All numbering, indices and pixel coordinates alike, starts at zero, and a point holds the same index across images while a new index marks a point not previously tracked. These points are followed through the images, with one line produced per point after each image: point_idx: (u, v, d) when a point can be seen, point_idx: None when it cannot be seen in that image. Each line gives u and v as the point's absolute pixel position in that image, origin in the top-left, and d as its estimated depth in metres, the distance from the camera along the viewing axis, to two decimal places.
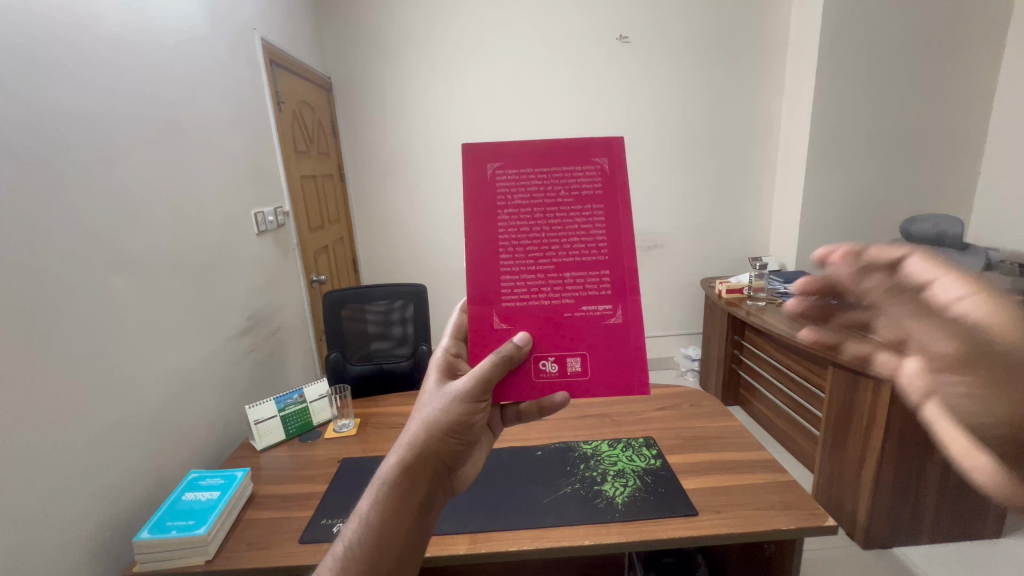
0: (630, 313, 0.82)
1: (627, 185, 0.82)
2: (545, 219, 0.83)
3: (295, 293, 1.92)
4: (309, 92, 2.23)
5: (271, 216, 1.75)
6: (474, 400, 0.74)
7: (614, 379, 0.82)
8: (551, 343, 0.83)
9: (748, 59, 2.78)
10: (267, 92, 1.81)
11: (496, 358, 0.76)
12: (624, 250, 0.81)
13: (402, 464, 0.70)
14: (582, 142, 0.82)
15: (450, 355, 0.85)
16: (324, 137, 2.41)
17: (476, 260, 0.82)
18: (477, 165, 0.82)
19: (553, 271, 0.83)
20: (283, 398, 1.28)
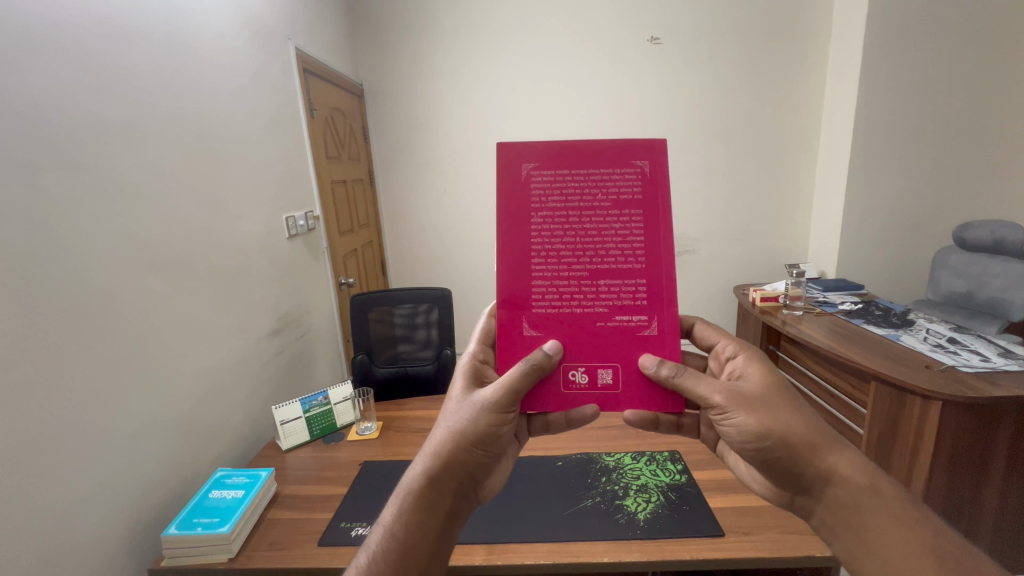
0: (662, 325, 0.95)
1: (665, 190, 0.94)
2: (580, 222, 0.97)
3: (325, 295, 1.96)
4: (341, 99, 2.28)
5: (301, 221, 1.79)
6: (500, 411, 0.85)
7: (648, 393, 0.95)
8: (581, 352, 0.97)
9: (785, 57, 2.68)
10: (300, 99, 1.87)
11: (526, 366, 0.86)
12: (661, 259, 0.95)
13: (431, 469, 0.82)
14: (624, 146, 0.95)
15: (475, 360, 0.97)
16: (355, 142, 2.46)
17: (511, 261, 0.97)
18: (517, 167, 0.97)
19: (586, 277, 0.96)
20: (308, 400, 1.31)
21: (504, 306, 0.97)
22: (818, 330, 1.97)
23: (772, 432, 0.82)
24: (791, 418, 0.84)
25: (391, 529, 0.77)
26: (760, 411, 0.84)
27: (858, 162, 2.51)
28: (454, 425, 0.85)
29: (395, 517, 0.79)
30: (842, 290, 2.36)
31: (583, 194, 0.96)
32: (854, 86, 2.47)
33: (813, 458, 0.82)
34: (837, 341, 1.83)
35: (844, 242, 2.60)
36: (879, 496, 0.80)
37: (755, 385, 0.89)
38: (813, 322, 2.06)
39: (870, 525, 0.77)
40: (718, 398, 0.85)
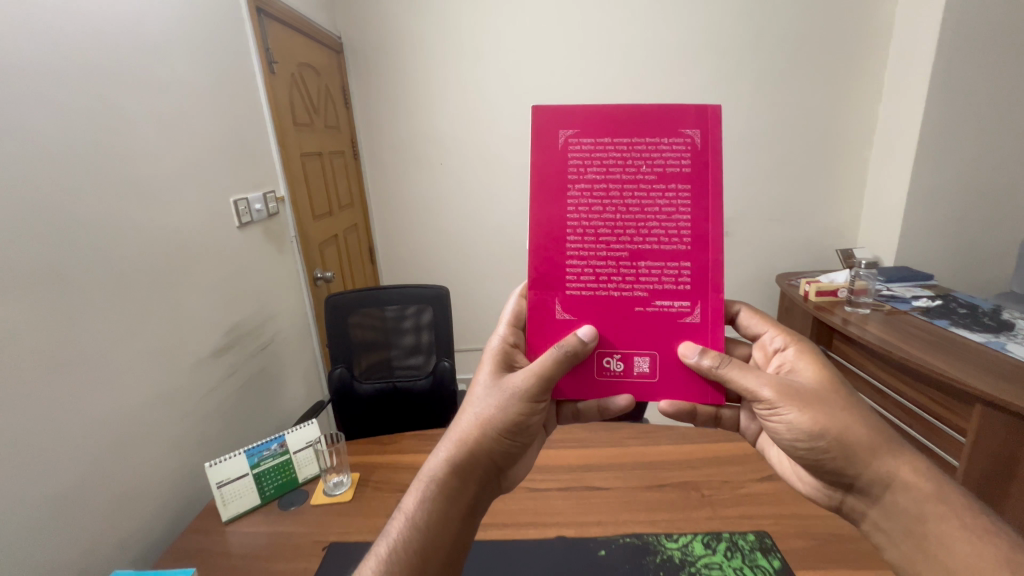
0: (711, 311, 0.70)
1: (721, 167, 0.68)
2: (621, 200, 0.69)
3: (294, 294, 1.61)
4: (311, 52, 1.87)
5: (259, 204, 1.43)
6: (533, 400, 0.67)
7: (691, 382, 0.72)
8: (618, 336, 0.72)
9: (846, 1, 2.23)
10: (251, 47, 1.46)
11: (558, 353, 0.67)
12: (711, 240, 0.69)
13: (453, 461, 0.66)
14: (674, 107, 0.68)
15: (509, 345, 0.73)
16: (332, 107, 2.07)
17: (539, 240, 0.71)
18: (550, 130, 0.69)
19: (626, 259, 0.70)
20: (257, 451, 0.98)
21: (537, 291, 0.71)
22: (892, 332, 1.64)
23: (829, 433, 0.65)
24: (847, 413, 0.66)
25: (409, 525, 0.63)
26: (816, 406, 0.66)
27: (932, 128, 2.11)
28: (484, 410, 0.67)
29: (413, 511, 0.64)
30: (909, 281, 2.01)
31: (628, 165, 0.69)
32: (931, 35, 2.05)
33: (869, 459, 0.64)
34: (931, 350, 1.49)
35: (908, 223, 2.23)
36: (947, 504, 0.61)
37: (810, 378, 0.71)
38: (883, 322, 1.72)
39: (937, 542, 0.59)
40: (765, 391, 0.67)
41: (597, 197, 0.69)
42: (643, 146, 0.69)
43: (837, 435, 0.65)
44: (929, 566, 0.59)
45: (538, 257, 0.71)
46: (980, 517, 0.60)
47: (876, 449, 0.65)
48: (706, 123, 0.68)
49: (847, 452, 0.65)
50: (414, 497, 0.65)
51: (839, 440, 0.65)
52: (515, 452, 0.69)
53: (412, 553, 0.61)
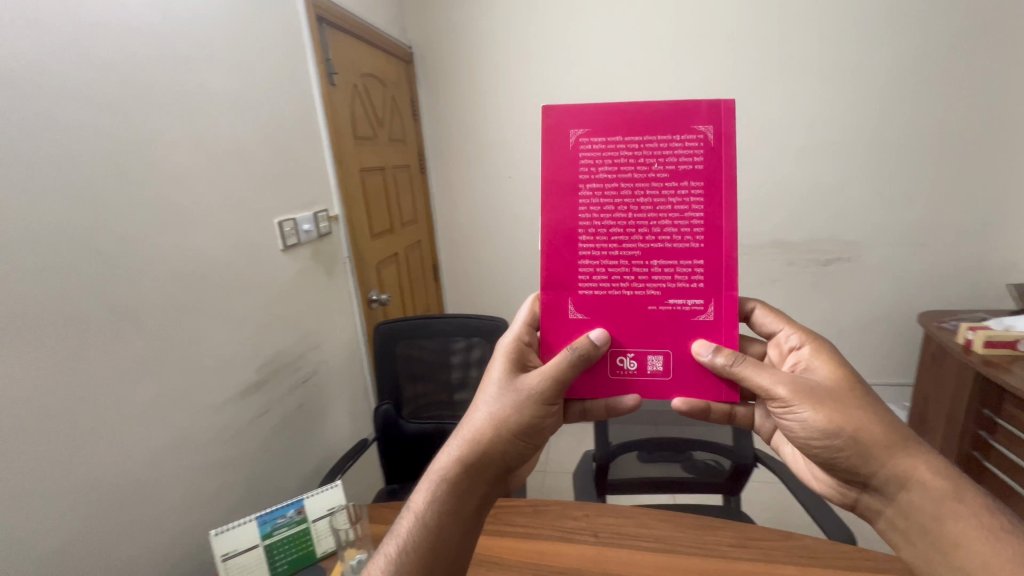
0: (724, 308, 0.66)
1: (735, 163, 0.63)
2: (632, 199, 0.66)
3: (344, 319, 1.52)
4: (377, 63, 1.79)
5: (307, 225, 1.34)
6: (549, 403, 0.64)
7: (705, 380, 0.68)
8: (633, 335, 0.68)
9: None
10: (310, 58, 1.39)
11: (569, 354, 0.64)
12: (724, 236, 0.65)
13: (465, 461, 0.63)
14: (683, 105, 0.64)
15: (524, 342, 0.70)
16: (398, 119, 1.98)
17: (551, 240, 0.68)
18: (559, 130, 0.66)
19: (637, 258, 0.66)
20: (271, 518, 0.85)
21: (550, 292, 0.68)
22: None
23: (845, 432, 0.60)
24: (863, 410, 0.61)
25: (418, 527, 0.60)
26: (831, 404, 0.61)
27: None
28: (498, 409, 0.64)
29: (420, 512, 0.61)
30: None
31: (638, 164, 0.65)
32: None
33: (885, 457, 0.59)
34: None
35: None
36: (966, 502, 0.56)
37: (827, 374, 0.64)
38: None
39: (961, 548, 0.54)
40: (780, 389, 0.63)
41: (607, 197, 0.66)
42: (654, 145, 0.65)
43: (853, 434, 0.60)
44: (946, 571, 0.55)
45: (549, 258, 0.68)
46: (1005, 517, 0.55)
47: (892, 446, 0.59)
48: (718, 118, 0.64)
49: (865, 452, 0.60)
50: (423, 494, 0.62)
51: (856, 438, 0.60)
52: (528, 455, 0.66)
53: (423, 555, 0.58)
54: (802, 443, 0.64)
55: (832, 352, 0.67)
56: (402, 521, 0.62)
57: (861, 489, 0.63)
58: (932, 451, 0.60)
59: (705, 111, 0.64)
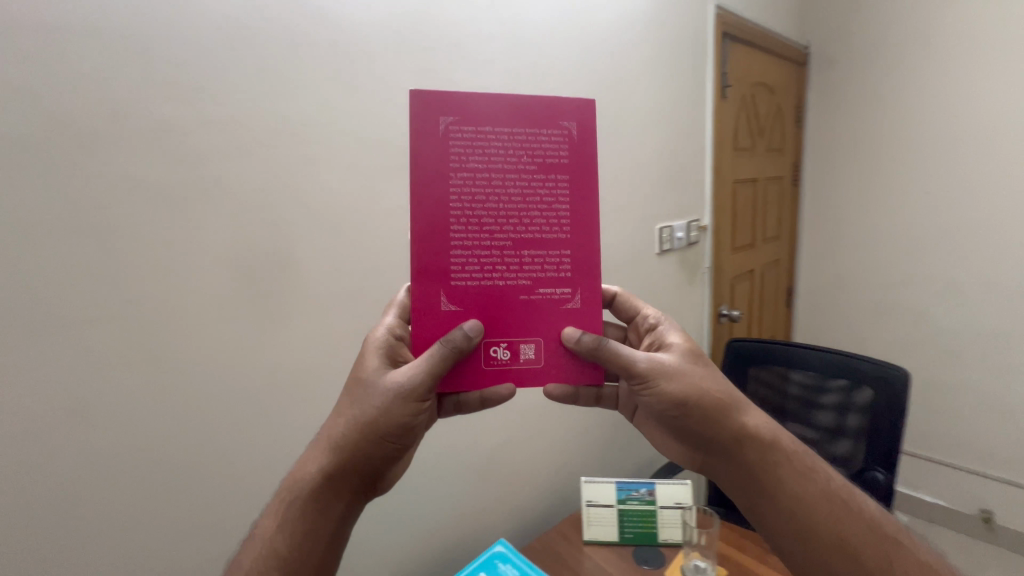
0: (588, 295, 0.65)
1: (598, 159, 0.64)
2: (505, 189, 0.62)
3: (694, 321, 1.64)
4: (769, 72, 1.79)
5: (679, 233, 1.51)
6: (418, 398, 0.58)
7: (575, 367, 0.65)
8: (503, 324, 0.64)
9: None
10: (709, 77, 1.53)
11: (443, 345, 0.59)
12: (592, 228, 0.64)
13: (325, 474, 0.57)
14: (548, 99, 0.62)
15: (394, 335, 0.65)
16: (780, 129, 1.92)
17: (420, 229, 0.61)
18: (431, 116, 0.61)
19: (510, 249, 0.63)
20: (627, 487, 0.96)
21: (420, 283, 0.62)
22: None
23: (693, 399, 0.59)
24: (703, 375, 0.61)
25: (267, 552, 0.55)
26: (683, 373, 0.61)
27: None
28: (358, 414, 0.58)
29: (271, 540, 0.56)
30: None
31: (508, 154, 0.62)
32: None
33: (726, 415, 0.59)
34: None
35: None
36: (792, 452, 0.59)
37: (673, 347, 0.65)
38: None
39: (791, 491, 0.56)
40: (641, 361, 0.61)
41: (478, 187, 0.62)
42: (523, 137, 0.62)
43: (698, 400, 0.59)
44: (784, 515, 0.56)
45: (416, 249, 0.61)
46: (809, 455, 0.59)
47: (730, 406, 0.60)
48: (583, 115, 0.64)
49: (711, 416, 0.59)
50: (273, 515, 0.57)
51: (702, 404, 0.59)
52: (399, 457, 0.60)
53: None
54: (657, 413, 0.62)
55: (676, 334, 0.68)
56: (248, 545, 0.57)
57: (704, 453, 0.61)
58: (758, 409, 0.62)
59: (569, 108, 0.63)
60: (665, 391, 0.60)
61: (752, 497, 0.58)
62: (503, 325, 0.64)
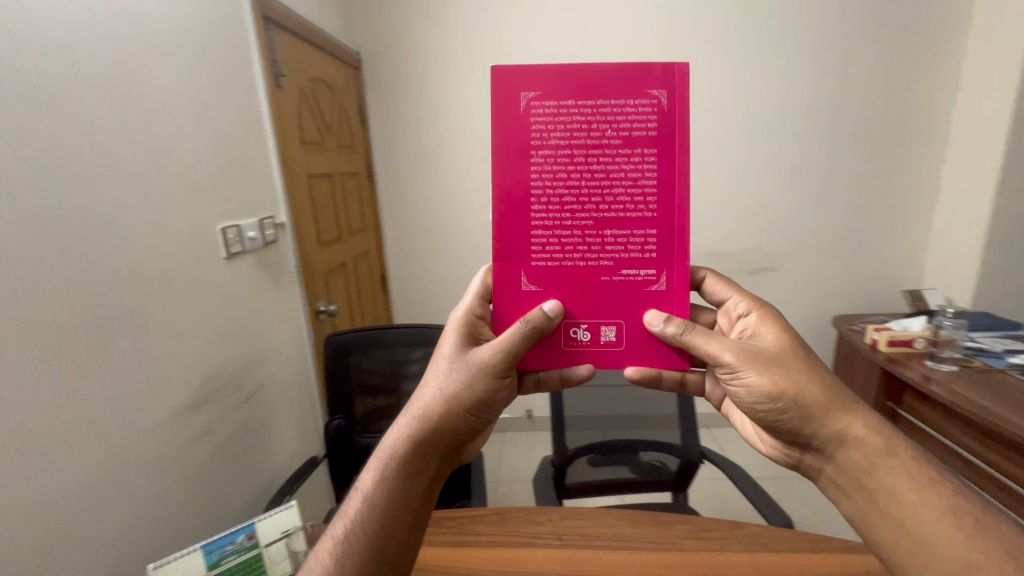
0: (675, 277, 0.73)
1: (688, 129, 0.70)
2: (587, 167, 0.72)
3: (287, 326, 1.57)
4: (325, 68, 1.85)
5: (252, 232, 1.38)
6: (500, 374, 0.70)
7: (656, 349, 0.75)
8: (585, 306, 0.75)
9: (913, 21, 2.02)
10: (255, 59, 1.44)
11: (521, 327, 0.70)
12: (675, 204, 0.71)
13: (415, 437, 0.67)
14: (639, 69, 0.70)
15: (473, 315, 0.76)
16: (346, 125, 2.04)
17: (505, 205, 0.73)
18: (512, 97, 0.71)
19: (591, 227, 0.73)
20: (218, 546, 0.83)
21: (503, 264, 0.74)
22: (997, 400, 1.33)
23: (785, 393, 0.66)
24: (803, 372, 0.68)
25: (370, 504, 0.63)
26: (774, 366, 0.68)
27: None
28: (450, 383, 0.70)
29: (369, 490, 0.64)
30: None
31: (590, 130, 0.71)
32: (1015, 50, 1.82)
33: (822, 417, 0.66)
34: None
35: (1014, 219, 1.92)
36: (894, 455, 0.63)
37: (770, 339, 0.72)
38: (974, 383, 1.43)
39: (895, 496, 0.60)
40: (728, 355, 0.70)
41: (561, 166, 0.72)
42: (607, 110, 0.71)
43: (793, 396, 0.67)
44: (882, 519, 0.60)
45: (506, 229, 0.73)
46: (927, 467, 0.62)
47: (832, 407, 0.66)
48: (670, 80, 0.70)
49: (806, 412, 0.66)
50: (372, 473, 0.65)
51: (796, 400, 0.67)
52: (480, 429, 0.71)
53: (371, 530, 0.61)
54: (750, 404, 0.70)
55: (773, 324, 0.74)
56: (352, 498, 0.64)
57: (804, 450, 0.69)
58: (867, 412, 0.66)
59: (659, 76, 0.70)
60: (754, 386, 0.69)
61: (853, 497, 0.63)
62: (593, 305, 0.75)
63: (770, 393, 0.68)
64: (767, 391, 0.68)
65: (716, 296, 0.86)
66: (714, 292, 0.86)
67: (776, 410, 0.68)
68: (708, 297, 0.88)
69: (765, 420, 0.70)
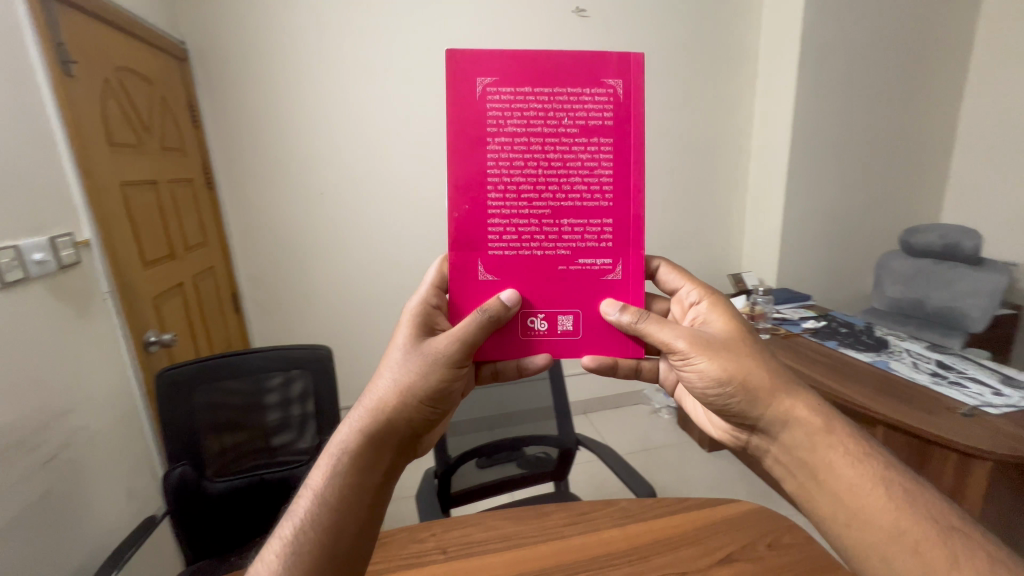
0: (632, 266, 0.73)
1: (642, 119, 0.71)
2: (544, 153, 0.71)
3: (101, 365, 1.30)
4: (136, 57, 1.57)
5: (40, 253, 1.11)
6: (456, 366, 0.66)
7: (613, 338, 0.75)
8: (543, 296, 0.73)
9: (718, 49, 2.41)
10: (29, 40, 1.16)
11: (479, 315, 0.67)
12: (632, 194, 0.72)
13: (367, 433, 0.62)
14: (597, 57, 0.69)
15: (429, 305, 0.72)
16: (171, 124, 1.76)
17: (461, 193, 0.70)
18: (467, 78, 0.69)
19: (549, 216, 0.72)
20: None
21: (460, 253, 0.71)
22: (798, 360, 1.65)
23: (734, 377, 0.65)
24: (751, 356, 0.67)
25: (321, 504, 0.58)
26: (724, 352, 0.67)
27: (798, 136, 2.31)
28: (404, 375, 0.65)
29: (321, 489, 0.59)
30: (888, 318, 2.15)
31: (547, 117, 0.70)
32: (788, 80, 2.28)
33: (767, 400, 0.64)
34: (941, 414, 1.25)
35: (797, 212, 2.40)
36: (835, 434, 0.62)
37: (721, 324, 0.72)
38: (783, 347, 1.76)
39: (837, 477, 0.58)
40: (679, 342, 0.68)
41: (518, 152, 0.70)
42: (564, 98, 0.70)
43: (741, 380, 0.65)
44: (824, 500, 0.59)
45: (461, 216, 0.71)
46: (866, 445, 0.61)
47: (777, 390, 0.65)
48: (626, 71, 0.70)
49: (753, 396, 0.65)
50: (323, 472, 0.61)
51: (744, 385, 0.65)
52: (436, 421, 0.67)
53: (324, 532, 0.57)
54: (702, 391, 0.68)
55: (725, 311, 0.74)
56: (302, 498, 0.60)
57: (751, 432, 0.68)
58: (809, 393, 0.65)
59: (616, 65, 0.70)
60: (705, 372, 0.67)
61: (797, 480, 0.62)
62: (549, 295, 0.74)
63: (719, 378, 0.66)
64: (717, 376, 0.66)
65: (667, 286, 0.86)
66: (667, 282, 0.86)
67: (726, 395, 0.66)
68: (662, 287, 0.87)
69: (716, 405, 0.68)
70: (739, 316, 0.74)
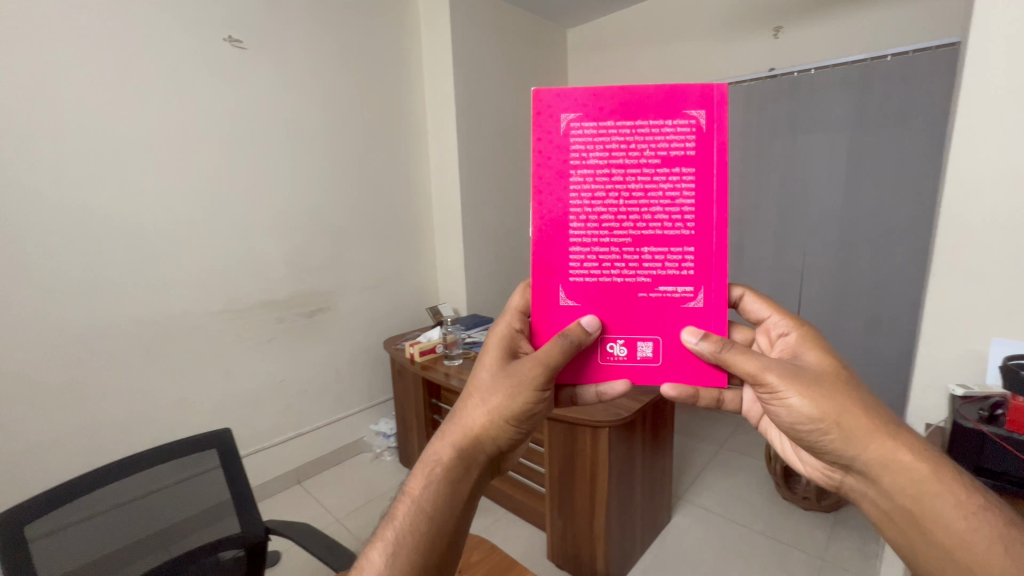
0: (713, 296, 0.71)
1: (729, 150, 0.69)
2: (625, 182, 0.71)
3: None
4: None
5: None
6: (539, 390, 0.70)
7: (693, 366, 0.74)
8: (621, 323, 0.74)
9: (389, 101, 2.60)
10: None
11: (561, 339, 0.70)
12: (714, 224, 0.70)
13: (459, 447, 0.69)
14: (678, 89, 0.69)
15: (513, 330, 0.76)
16: None
17: (543, 226, 0.73)
18: (551, 112, 0.71)
19: (631, 244, 0.73)
20: None
21: (542, 280, 0.74)
22: None
23: (828, 417, 0.60)
24: (847, 395, 0.61)
25: (416, 504, 0.66)
26: (817, 388, 0.62)
27: (465, 183, 2.72)
28: (491, 397, 0.70)
29: (418, 496, 0.66)
30: None
31: (630, 149, 0.71)
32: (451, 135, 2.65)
33: (863, 442, 0.59)
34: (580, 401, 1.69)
35: (473, 252, 2.81)
36: (949, 482, 0.56)
37: (815, 359, 0.68)
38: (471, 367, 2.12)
39: (945, 528, 0.54)
40: (767, 375, 0.64)
41: (597, 182, 0.72)
42: (647, 130, 0.70)
43: (836, 419, 0.60)
44: (930, 549, 0.55)
45: (543, 242, 0.73)
46: (983, 495, 0.55)
47: (876, 431, 0.59)
48: (710, 102, 0.69)
49: (847, 436, 0.60)
50: (420, 481, 0.68)
51: (838, 424, 0.60)
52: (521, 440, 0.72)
53: (411, 535, 0.64)
54: (790, 427, 0.64)
55: (817, 345, 0.70)
56: (398, 502, 0.67)
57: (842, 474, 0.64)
58: (915, 436, 0.59)
59: (698, 97, 0.69)
60: (791, 408, 0.63)
61: (900, 527, 0.57)
62: (631, 321, 0.74)
63: (807, 415, 0.62)
64: (807, 413, 0.62)
65: (755, 316, 0.81)
66: (751, 309, 0.82)
67: (818, 434, 0.62)
68: (743, 315, 0.84)
69: (807, 443, 0.64)
70: (833, 351, 0.69)
